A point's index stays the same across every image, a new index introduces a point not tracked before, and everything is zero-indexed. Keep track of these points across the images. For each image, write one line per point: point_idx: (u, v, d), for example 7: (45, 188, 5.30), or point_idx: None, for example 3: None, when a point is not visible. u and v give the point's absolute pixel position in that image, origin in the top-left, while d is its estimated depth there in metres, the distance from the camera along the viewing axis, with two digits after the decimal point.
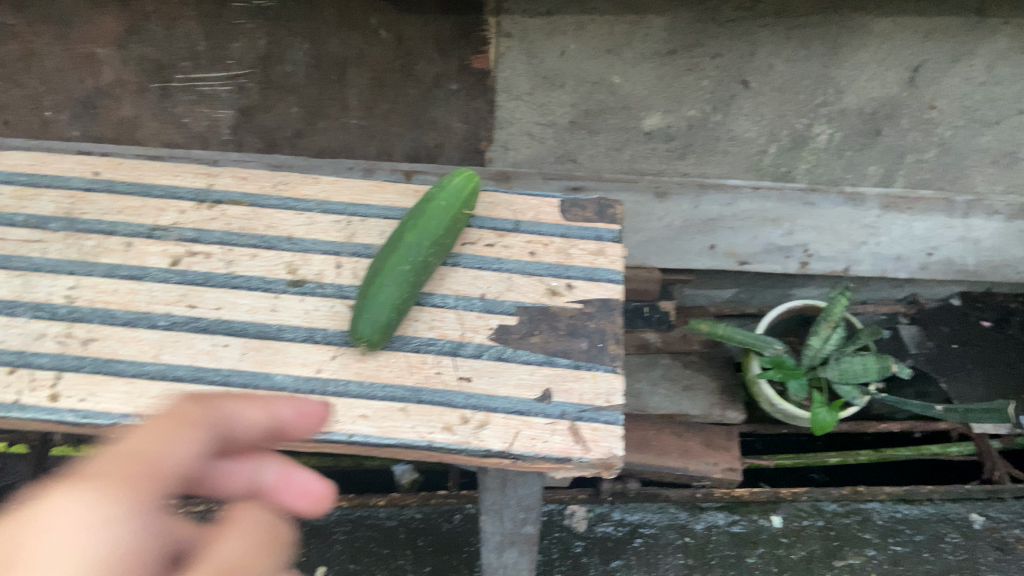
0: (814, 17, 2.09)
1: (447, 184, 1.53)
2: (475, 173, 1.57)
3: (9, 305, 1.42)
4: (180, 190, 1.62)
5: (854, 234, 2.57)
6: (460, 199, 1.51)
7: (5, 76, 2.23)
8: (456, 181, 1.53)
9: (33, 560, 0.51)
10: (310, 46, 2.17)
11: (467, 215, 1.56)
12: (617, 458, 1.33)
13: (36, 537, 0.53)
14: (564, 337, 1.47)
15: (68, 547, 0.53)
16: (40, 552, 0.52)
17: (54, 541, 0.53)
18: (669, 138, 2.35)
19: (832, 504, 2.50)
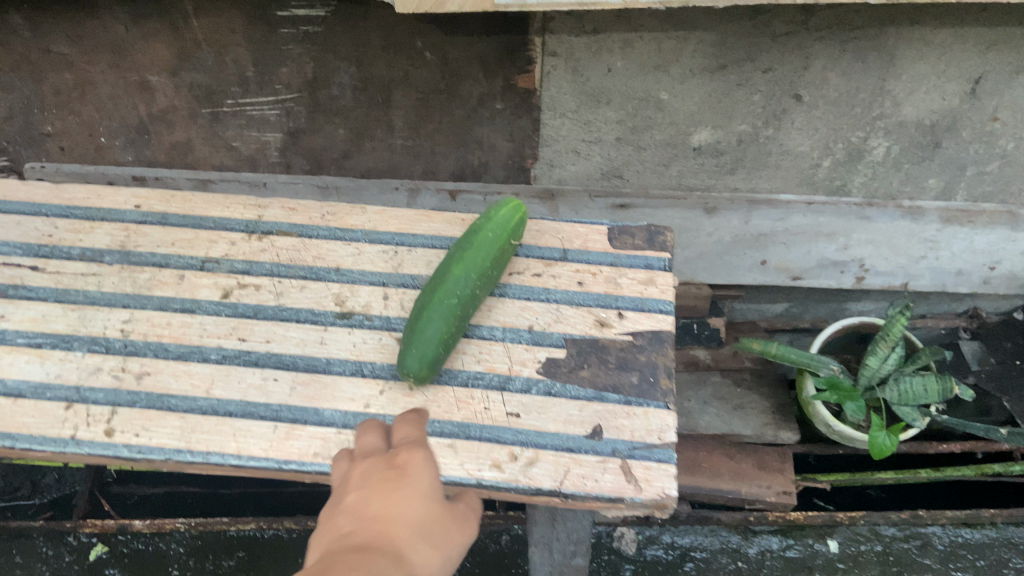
0: (870, 30, 2.04)
1: (494, 215, 1.50)
2: (521, 203, 1.54)
3: (67, 339, 1.46)
4: (230, 221, 1.63)
5: (912, 248, 2.36)
6: (507, 230, 1.49)
7: (62, 105, 2.29)
8: (502, 212, 1.50)
9: (421, 487, 0.98)
10: (356, 69, 2.19)
11: (513, 245, 1.53)
12: (671, 498, 1.30)
13: (421, 472, 1.00)
14: (614, 371, 1.44)
15: (435, 480, 1.01)
16: (425, 480, 1.00)
17: (428, 477, 1.00)
18: (719, 153, 2.30)
19: (890, 527, 2.43)
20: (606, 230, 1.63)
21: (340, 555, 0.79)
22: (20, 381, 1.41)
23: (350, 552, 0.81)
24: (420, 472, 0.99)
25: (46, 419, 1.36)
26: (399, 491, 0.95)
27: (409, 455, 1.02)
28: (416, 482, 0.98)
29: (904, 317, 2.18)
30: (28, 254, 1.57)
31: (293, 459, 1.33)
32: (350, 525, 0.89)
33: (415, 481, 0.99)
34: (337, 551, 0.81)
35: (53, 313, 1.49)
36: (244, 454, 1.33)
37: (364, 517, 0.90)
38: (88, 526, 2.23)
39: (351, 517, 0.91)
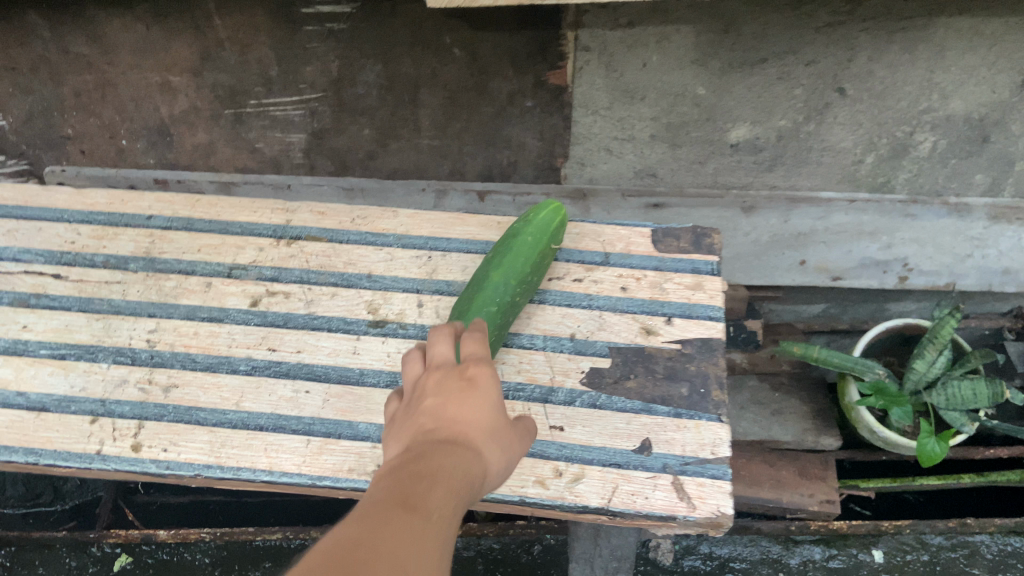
0: (918, 19, 2.06)
1: (534, 218, 1.43)
2: (562, 205, 1.46)
3: (91, 350, 1.41)
4: (257, 226, 1.57)
5: (958, 246, 2.16)
6: (547, 234, 1.41)
7: (82, 107, 2.24)
8: (542, 216, 1.43)
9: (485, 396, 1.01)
10: (381, 67, 2.17)
11: (554, 249, 1.46)
12: (726, 517, 1.23)
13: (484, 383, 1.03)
14: (662, 382, 1.37)
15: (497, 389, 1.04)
16: (489, 389, 1.03)
17: (491, 388, 1.04)
18: (757, 149, 2.19)
19: (936, 536, 2.34)
20: (650, 232, 1.55)
21: (424, 456, 0.87)
22: (45, 394, 1.36)
23: (433, 453, 0.88)
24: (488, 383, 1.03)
25: (71, 433, 1.31)
26: (470, 401, 1.00)
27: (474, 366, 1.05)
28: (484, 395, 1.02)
29: (954, 319, 2.10)
30: (51, 261, 1.51)
31: (327, 475, 1.27)
32: (427, 426, 0.96)
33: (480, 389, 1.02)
34: (422, 449, 0.89)
35: (76, 323, 1.44)
36: (276, 470, 1.27)
37: (439, 420, 0.96)
38: (113, 537, 2.18)
39: (428, 420, 0.97)
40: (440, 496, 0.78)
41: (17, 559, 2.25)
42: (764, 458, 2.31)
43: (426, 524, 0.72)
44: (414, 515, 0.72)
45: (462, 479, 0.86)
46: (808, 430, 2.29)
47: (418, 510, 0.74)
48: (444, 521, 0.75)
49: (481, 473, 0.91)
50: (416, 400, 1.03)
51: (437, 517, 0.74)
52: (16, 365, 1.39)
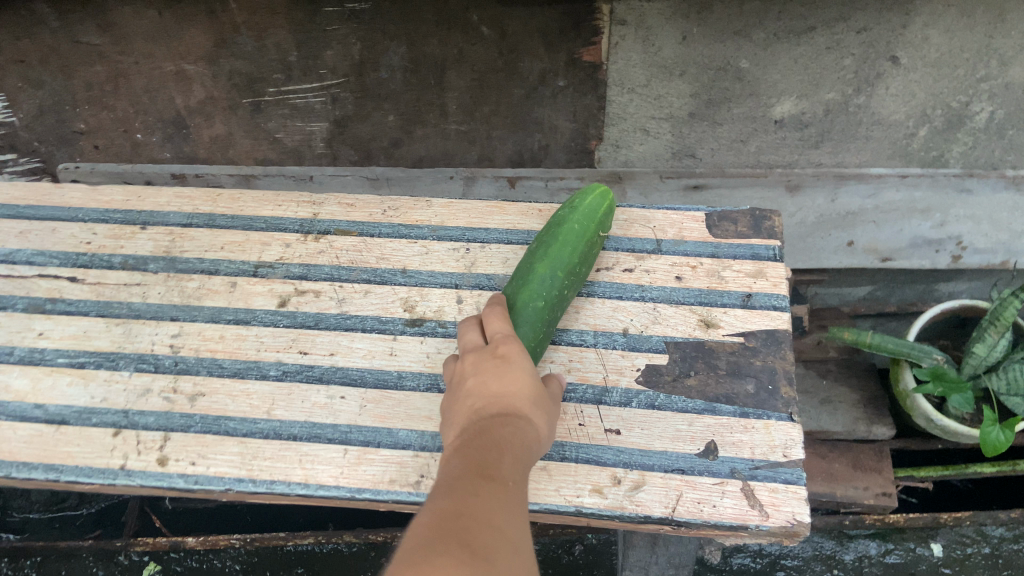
0: None
1: (577, 204, 1.32)
2: (610, 190, 1.36)
3: (112, 358, 1.32)
4: (283, 220, 1.47)
5: (1015, 222, 2.09)
6: (596, 220, 1.31)
7: (93, 100, 2.14)
8: (589, 201, 1.33)
9: (520, 368, 1.05)
10: (406, 49, 2.00)
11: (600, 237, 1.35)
12: (804, 527, 1.12)
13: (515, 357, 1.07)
14: (725, 378, 1.26)
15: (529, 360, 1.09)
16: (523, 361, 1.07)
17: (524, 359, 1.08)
18: (802, 125, 2.08)
19: (998, 528, 2.22)
20: (704, 216, 1.44)
21: (482, 436, 0.94)
22: (63, 406, 1.27)
23: (490, 429, 0.96)
24: (520, 358, 1.07)
25: (93, 447, 1.23)
26: (507, 373, 1.05)
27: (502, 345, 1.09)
28: (518, 365, 1.06)
29: (1017, 301, 1.94)
30: (67, 264, 1.43)
31: (366, 488, 1.18)
32: (476, 406, 1.01)
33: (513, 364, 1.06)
34: (477, 429, 0.96)
35: (95, 329, 1.35)
36: (312, 483, 1.18)
37: (485, 398, 1.02)
38: (141, 544, 2.11)
39: (474, 400, 1.03)
40: (508, 468, 0.88)
41: (42, 569, 2.19)
42: (814, 450, 2.20)
43: (506, 493, 0.82)
44: (493, 486, 0.82)
45: (521, 450, 0.94)
46: (861, 420, 2.17)
47: (496, 482, 0.83)
48: (518, 489, 0.85)
49: (535, 440, 0.99)
50: (458, 385, 1.08)
51: (511, 486, 0.85)
52: (33, 375, 1.31)
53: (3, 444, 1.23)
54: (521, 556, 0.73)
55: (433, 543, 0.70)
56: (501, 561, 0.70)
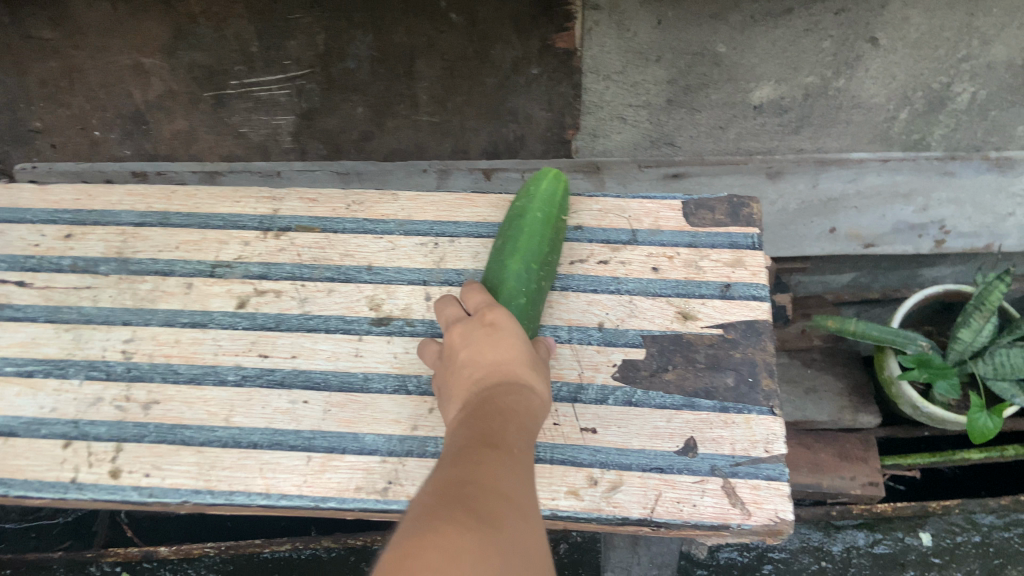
0: None
1: (533, 190, 1.27)
2: (561, 172, 1.30)
3: (61, 366, 1.26)
4: (242, 218, 1.40)
5: (998, 205, 2.09)
6: (556, 206, 1.26)
7: (49, 97, 2.05)
8: (544, 187, 1.27)
9: (513, 334, 1.04)
10: (374, 38, 1.92)
11: (563, 221, 1.30)
12: (787, 525, 1.08)
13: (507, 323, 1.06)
14: (705, 372, 1.22)
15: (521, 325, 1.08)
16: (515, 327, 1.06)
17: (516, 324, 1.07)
18: (782, 111, 2.02)
19: (988, 516, 2.15)
20: (681, 204, 1.38)
21: (485, 404, 0.93)
22: (11, 418, 1.21)
23: (494, 399, 0.94)
24: (512, 323, 1.05)
25: (43, 460, 1.17)
26: (500, 340, 1.03)
27: (492, 313, 1.07)
28: (510, 332, 1.04)
29: (1003, 283, 1.92)
30: (14, 267, 1.36)
31: (331, 497, 1.13)
32: (474, 377, 1.00)
33: (505, 330, 1.04)
34: (480, 399, 0.94)
35: (43, 335, 1.29)
36: (274, 493, 1.13)
37: (482, 368, 1.00)
38: (111, 555, 2.05)
39: (473, 371, 1.01)
40: (512, 437, 0.85)
41: None
42: (800, 441, 2.15)
43: (511, 461, 0.79)
44: (499, 454, 0.79)
45: (525, 415, 0.92)
46: (846, 408, 2.13)
47: (500, 451, 0.80)
48: (523, 457, 0.82)
49: (539, 404, 0.97)
50: (452, 359, 1.06)
51: (516, 455, 0.81)
52: None
53: None
54: (531, 521, 0.71)
55: (442, 507, 0.67)
56: (511, 525, 0.67)
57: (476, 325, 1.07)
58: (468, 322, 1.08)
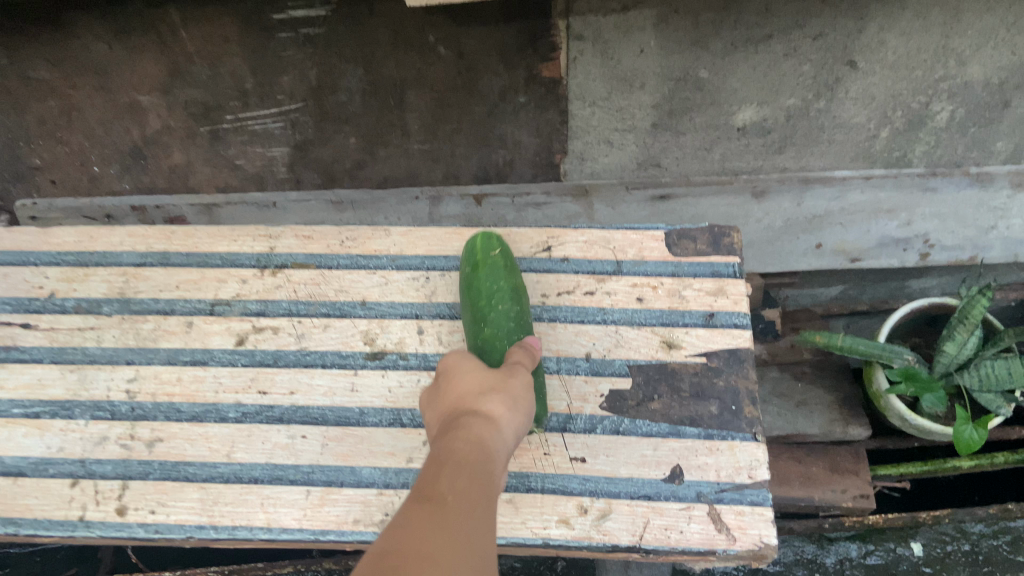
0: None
1: (465, 250, 1.33)
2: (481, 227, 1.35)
3: (67, 406, 1.30)
4: (239, 256, 1.44)
5: (980, 218, 1.99)
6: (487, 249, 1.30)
7: (48, 134, 2.09)
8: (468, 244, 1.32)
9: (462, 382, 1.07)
10: (364, 72, 2.05)
11: (509, 253, 1.32)
12: (771, 549, 1.12)
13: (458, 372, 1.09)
14: (690, 401, 1.26)
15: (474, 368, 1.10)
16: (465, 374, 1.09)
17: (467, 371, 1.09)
18: (765, 132, 2.02)
19: (977, 524, 2.19)
20: (664, 234, 1.42)
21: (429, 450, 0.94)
22: (20, 458, 1.26)
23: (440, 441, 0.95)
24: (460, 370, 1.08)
25: (51, 499, 1.22)
26: (451, 393, 1.06)
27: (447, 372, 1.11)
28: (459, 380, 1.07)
29: (986, 297, 1.93)
30: (19, 309, 1.40)
31: (330, 529, 1.17)
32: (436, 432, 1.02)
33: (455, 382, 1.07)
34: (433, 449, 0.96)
35: (49, 376, 1.33)
36: (275, 527, 1.18)
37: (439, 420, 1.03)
38: None
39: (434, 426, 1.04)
40: (451, 481, 0.84)
41: None
42: (791, 454, 2.17)
43: (444, 513, 0.77)
44: (434, 507, 0.78)
45: (467, 444, 0.92)
46: (837, 421, 2.16)
47: (434, 502, 0.79)
48: (460, 502, 0.80)
49: (488, 427, 0.96)
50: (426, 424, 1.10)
51: (451, 502, 0.80)
52: None
53: None
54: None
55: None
56: None
57: (436, 389, 1.11)
58: (431, 389, 1.13)
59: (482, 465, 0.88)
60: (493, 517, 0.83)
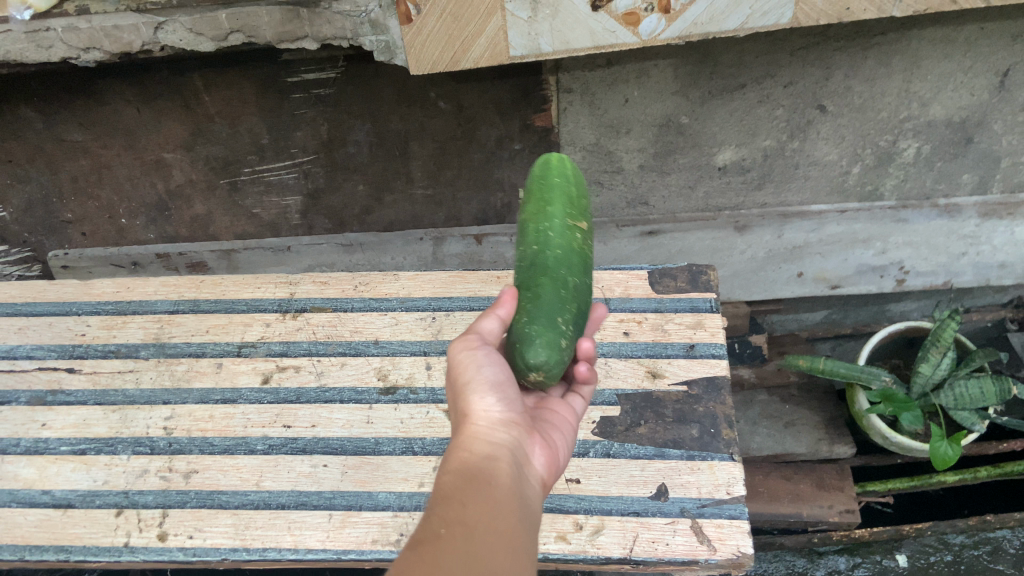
0: (925, 31, 1.82)
1: None
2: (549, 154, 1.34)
3: (110, 443, 1.44)
4: (263, 302, 1.66)
5: (952, 246, 2.28)
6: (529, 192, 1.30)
7: (79, 191, 2.27)
8: None
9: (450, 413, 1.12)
10: (371, 125, 2.06)
11: (534, 185, 1.25)
12: (748, 557, 1.22)
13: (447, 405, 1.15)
14: (672, 425, 1.40)
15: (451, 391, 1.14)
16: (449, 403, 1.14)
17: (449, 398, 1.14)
18: (745, 170, 2.19)
19: (958, 535, 2.27)
20: (647, 274, 1.65)
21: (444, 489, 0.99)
22: (68, 490, 1.38)
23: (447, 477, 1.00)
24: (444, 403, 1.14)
25: (99, 527, 1.33)
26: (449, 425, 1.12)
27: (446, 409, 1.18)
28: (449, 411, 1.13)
29: (955, 320, 2.05)
30: (63, 356, 1.59)
31: (351, 549, 1.27)
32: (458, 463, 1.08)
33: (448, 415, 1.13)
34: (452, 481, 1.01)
35: (93, 417, 1.49)
36: (301, 548, 1.27)
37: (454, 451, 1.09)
38: None
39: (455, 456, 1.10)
40: (439, 517, 0.82)
41: None
42: (781, 472, 2.23)
43: (436, 550, 0.76)
44: (430, 544, 0.77)
45: (450, 470, 0.95)
46: (823, 440, 2.27)
47: (425, 544, 0.77)
48: (455, 530, 0.80)
49: (465, 442, 1.00)
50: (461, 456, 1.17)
51: (445, 533, 0.79)
52: (39, 464, 1.42)
53: (15, 530, 1.33)
54: None
55: None
56: None
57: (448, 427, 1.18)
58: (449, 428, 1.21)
59: (467, 484, 0.90)
60: (493, 528, 0.83)
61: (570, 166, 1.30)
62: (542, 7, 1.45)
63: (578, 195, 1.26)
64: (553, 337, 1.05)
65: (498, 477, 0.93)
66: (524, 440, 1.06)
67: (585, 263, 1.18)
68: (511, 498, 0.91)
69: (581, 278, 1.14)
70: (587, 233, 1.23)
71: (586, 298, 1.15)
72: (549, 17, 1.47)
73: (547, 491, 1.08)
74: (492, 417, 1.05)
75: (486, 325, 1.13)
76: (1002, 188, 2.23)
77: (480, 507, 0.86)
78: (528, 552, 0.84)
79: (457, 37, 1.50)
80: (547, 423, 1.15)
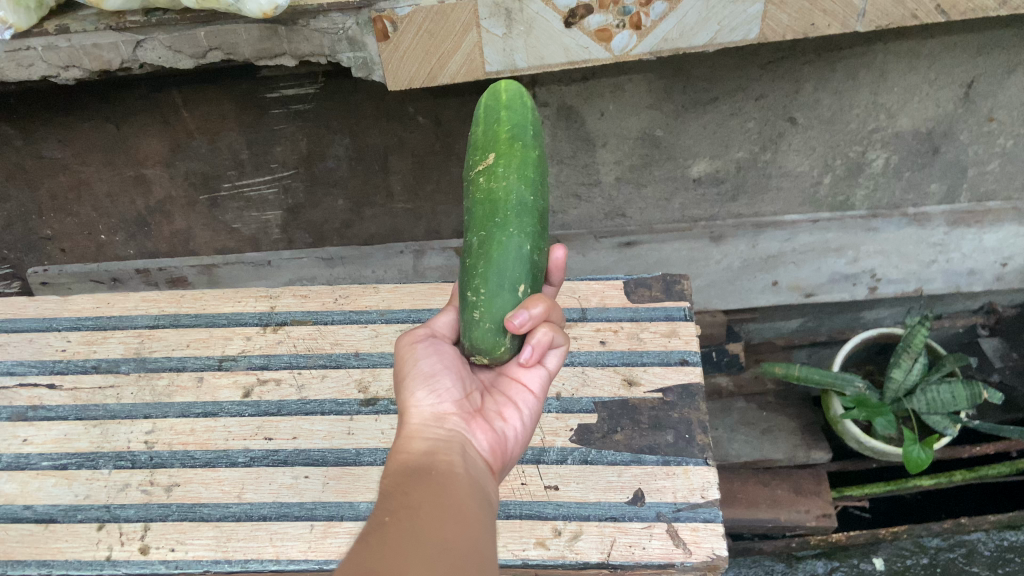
0: (888, 44, 1.87)
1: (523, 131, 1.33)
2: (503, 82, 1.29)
3: (91, 458, 1.45)
4: (243, 316, 1.67)
5: (923, 254, 2.35)
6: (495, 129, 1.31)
7: (58, 208, 2.27)
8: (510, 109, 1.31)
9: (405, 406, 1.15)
10: (350, 140, 2.08)
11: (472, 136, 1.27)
12: (722, 559, 1.24)
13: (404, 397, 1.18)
14: (648, 431, 1.43)
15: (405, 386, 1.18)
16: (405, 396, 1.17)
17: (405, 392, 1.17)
18: (719, 181, 2.23)
19: (933, 538, 2.29)
20: (622, 284, 1.69)
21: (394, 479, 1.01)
22: (50, 505, 1.38)
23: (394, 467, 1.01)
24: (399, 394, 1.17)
25: (80, 542, 1.33)
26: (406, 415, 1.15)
27: None
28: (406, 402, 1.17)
29: (925, 327, 2.10)
30: (44, 371, 1.59)
31: (333, 559, 1.27)
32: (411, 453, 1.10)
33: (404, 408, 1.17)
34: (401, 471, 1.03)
35: (74, 432, 1.49)
36: (283, 558, 1.28)
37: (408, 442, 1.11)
38: None
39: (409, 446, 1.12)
40: (384, 506, 0.79)
41: None
42: (759, 478, 2.27)
43: (387, 533, 0.72)
44: (381, 528, 0.73)
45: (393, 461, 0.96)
46: (800, 445, 2.29)
47: (375, 530, 0.73)
48: (403, 513, 0.77)
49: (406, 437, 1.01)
50: None
51: (394, 517, 0.76)
52: (20, 479, 1.42)
53: None
54: None
55: None
56: None
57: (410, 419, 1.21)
58: None
59: (409, 474, 0.89)
60: (439, 503, 0.81)
61: (486, 98, 1.27)
62: (516, 23, 1.49)
63: (489, 129, 1.23)
64: (469, 319, 1.11)
65: (440, 464, 0.93)
66: (463, 428, 1.06)
67: (491, 202, 1.14)
68: (456, 480, 0.90)
69: (481, 228, 1.12)
70: (500, 161, 1.18)
71: (495, 241, 1.11)
72: (523, 33, 1.50)
73: (497, 475, 1.08)
74: (426, 412, 1.06)
75: (442, 321, 1.23)
76: (970, 197, 2.28)
77: (425, 489, 0.84)
78: (482, 522, 0.82)
79: (434, 52, 1.53)
80: (498, 404, 1.15)
